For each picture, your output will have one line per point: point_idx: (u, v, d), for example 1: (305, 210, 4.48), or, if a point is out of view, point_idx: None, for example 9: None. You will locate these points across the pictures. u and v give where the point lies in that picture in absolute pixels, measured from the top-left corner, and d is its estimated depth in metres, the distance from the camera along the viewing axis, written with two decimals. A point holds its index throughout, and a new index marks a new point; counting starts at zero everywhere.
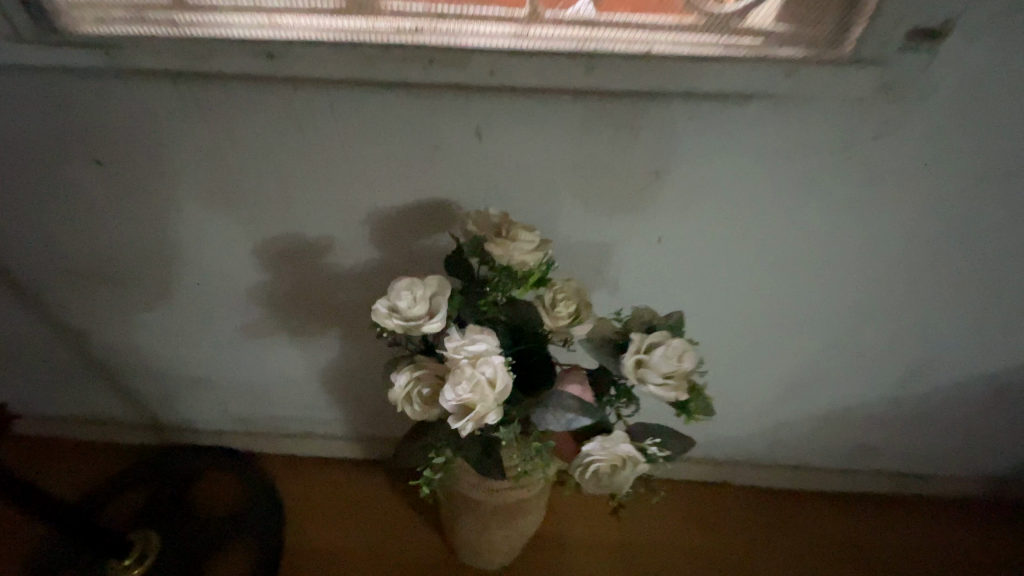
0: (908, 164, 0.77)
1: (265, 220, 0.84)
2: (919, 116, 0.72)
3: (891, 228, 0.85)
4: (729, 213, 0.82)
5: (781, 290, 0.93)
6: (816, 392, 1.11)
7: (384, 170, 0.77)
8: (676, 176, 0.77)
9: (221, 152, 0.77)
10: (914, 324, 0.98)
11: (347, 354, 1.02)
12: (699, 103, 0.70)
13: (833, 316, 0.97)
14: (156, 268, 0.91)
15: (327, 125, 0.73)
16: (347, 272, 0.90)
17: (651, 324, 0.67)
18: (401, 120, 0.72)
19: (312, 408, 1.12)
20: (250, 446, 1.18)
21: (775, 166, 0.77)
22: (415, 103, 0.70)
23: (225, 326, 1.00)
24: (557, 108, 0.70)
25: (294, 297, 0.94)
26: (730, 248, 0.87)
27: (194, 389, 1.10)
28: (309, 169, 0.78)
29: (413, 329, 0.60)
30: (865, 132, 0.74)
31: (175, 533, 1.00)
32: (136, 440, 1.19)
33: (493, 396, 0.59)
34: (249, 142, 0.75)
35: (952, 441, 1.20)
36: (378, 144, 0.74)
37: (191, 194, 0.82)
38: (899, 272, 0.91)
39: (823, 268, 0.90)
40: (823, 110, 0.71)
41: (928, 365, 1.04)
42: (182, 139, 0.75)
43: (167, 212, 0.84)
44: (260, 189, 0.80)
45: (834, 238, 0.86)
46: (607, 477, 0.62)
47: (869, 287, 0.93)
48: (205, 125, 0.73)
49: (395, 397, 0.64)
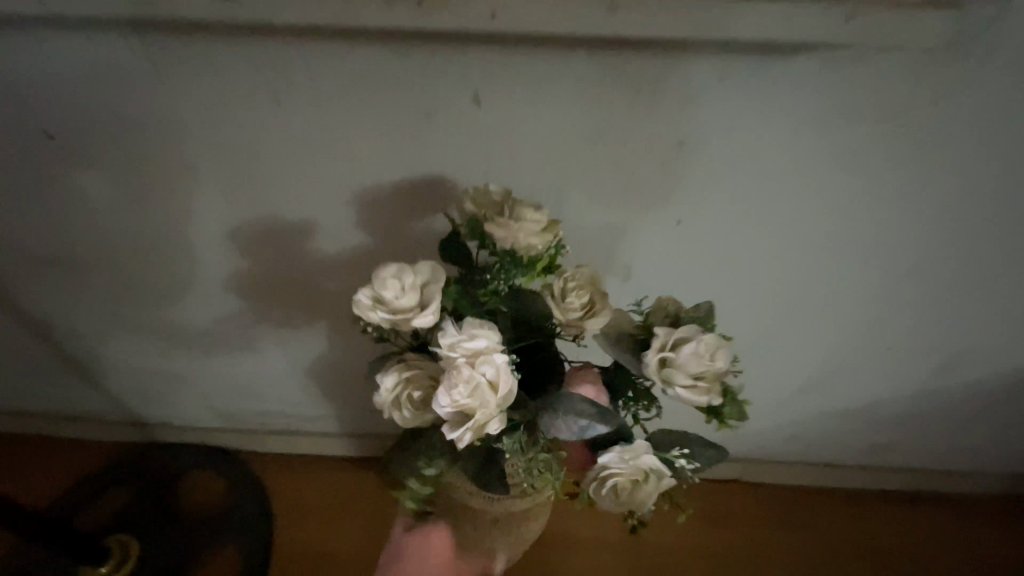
0: (970, 132, 0.67)
1: (241, 195, 0.77)
2: (987, 74, 0.62)
3: (941, 209, 0.75)
4: (760, 189, 0.72)
5: (813, 278, 0.84)
6: (844, 386, 1.03)
7: (370, 140, 0.69)
8: (702, 146, 0.68)
9: (190, 116, 0.69)
10: (954, 312, 0.89)
11: (335, 342, 0.96)
12: (732, 57, 0.60)
13: (868, 304, 0.88)
14: (129, 244, 0.85)
15: (306, 85, 0.64)
16: (334, 257, 0.83)
17: (676, 316, 0.59)
18: (388, 79, 0.63)
19: (303, 397, 1.08)
20: (235, 440, 1.16)
21: (818, 134, 0.67)
22: (405, 62, 0.62)
23: (205, 309, 0.93)
24: (566, 64, 0.61)
25: (279, 281, 0.88)
26: (759, 230, 0.77)
27: (178, 378, 1.06)
28: (288, 138, 0.70)
29: (401, 324, 0.52)
30: (926, 94, 0.64)
31: (160, 534, 1.06)
32: (119, 432, 1.17)
33: (494, 402, 0.51)
34: (220, 103, 0.67)
35: (984, 436, 1.11)
36: (363, 109, 0.66)
37: (163, 167, 0.75)
38: (946, 259, 0.82)
39: (863, 254, 0.81)
40: (878, 66, 0.61)
41: (965, 356, 0.96)
42: (149, 104, 0.68)
43: (135, 183, 0.77)
44: (237, 161, 0.73)
45: (878, 218, 0.77)
46: (627, 494, 0.56)
47: (910, 272, 0.83)
48: (172, 85, 0.66)
49: (382, 402, 0.56)
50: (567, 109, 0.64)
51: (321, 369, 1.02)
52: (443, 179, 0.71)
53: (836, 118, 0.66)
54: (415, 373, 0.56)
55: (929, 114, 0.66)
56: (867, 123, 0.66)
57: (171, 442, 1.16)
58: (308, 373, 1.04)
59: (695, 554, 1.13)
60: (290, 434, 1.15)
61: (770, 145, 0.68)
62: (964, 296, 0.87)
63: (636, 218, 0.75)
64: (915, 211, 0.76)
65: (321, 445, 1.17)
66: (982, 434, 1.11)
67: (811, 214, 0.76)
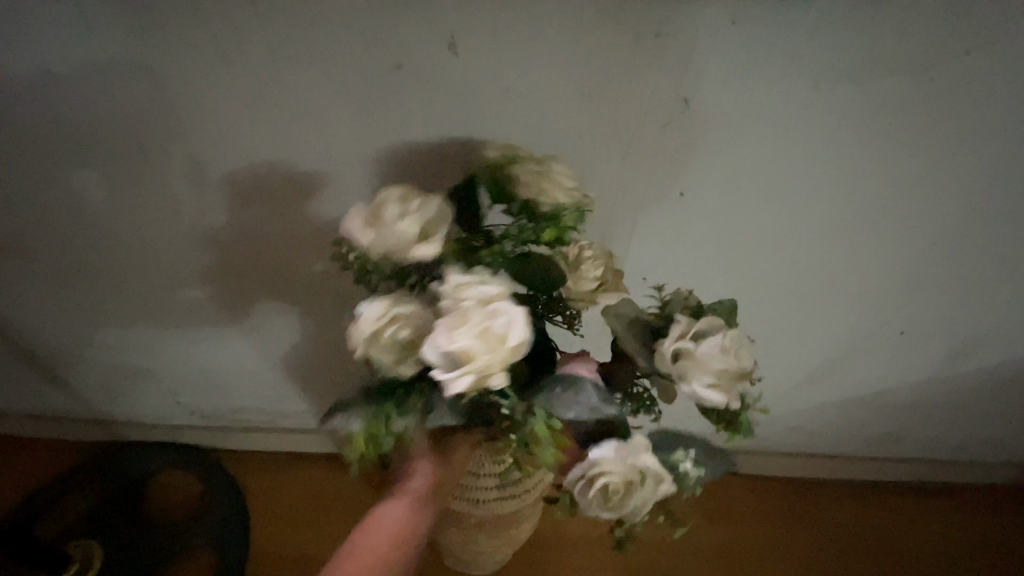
0: (1004, 89, 0.61)
1: (196, 165, 0.69)
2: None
3: (971, 181, 0.69)
4: (772, 155, 0.65)
5: (828, 258, 0.78)
6: (853, 373, 0.96)
7: (336, 97, 0.61)
8: (708, 104, 0.61)
9: (134, 72, 0.62)
10: (974, 293, 0.82)
11: (307, 329, 0.89)
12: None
13: (883, 284, 0.81)
14: (76, 223, 0.77)
15: (263, 34, 0.58)
16: (302, 236, 0.76)
17: (697, 308, 0.54)
18: (354, 25, 0.56)
19: (278, 389, 1.01)
20: (206, 436, 1.09)
21: (837, 91, 0.60)
22: (376, 7, 0.55)
23: (165, 295, 0.86)
24: (553, 7, 0.54)
25: (248, 266, 0.81)
26: (768, 202, 0.70)
27: (143, 371, 0.99)
28: (250, 101, 0.63)
29: (398, 247, 0.50)
30: (958, 45, 0.57)
31: (125, 539, 0.98)
32: (82, 430, 1.09)
33: (498, 354, 0.45)
34: (168, 56, 0.60)
35: (996, 425, 1.06)
36: (328, 61, 0.59)
37: (109, 135, 0.67)
38: (974, 237, 0.75)
39: (884, 231, 0.74)
40: (907, 9, 0.54)
41: (984, 340, 0.90)
42: (89, 60, 0.61)
43: (77, 152, 0.69)
44: (193, 128, 0.66)
45: (900, 189, 0.70)
46: (617, 500, 0.50)
47: (932, 250, 0.77)
48: (112, 34, 0.59)
49: (360, 333, 0.50)
50: (560, 63, 0.57)
51: (300, 362, 0.96)
52: (422, 147, 0.64)
53: (857, 72, 0.59)
54: (406, 311, 0.49)
55: (962, 70, 0.59)
56: (893, 80, 0.59)
57: (140, 441, 1.09)
58: (281, 366, 0.97)
59: (699, 553, 1.07)
60: (267, 432, 1.08)
61: (785, 105, 0.61)
62: (991, 279, 0.81)
63: (635, 190, 0.68)
64: (942, 183, 0.69)
65: (300, 443, 1.10)
66: (1002, 426, 1.06)
67: (830, 184, 0.69)
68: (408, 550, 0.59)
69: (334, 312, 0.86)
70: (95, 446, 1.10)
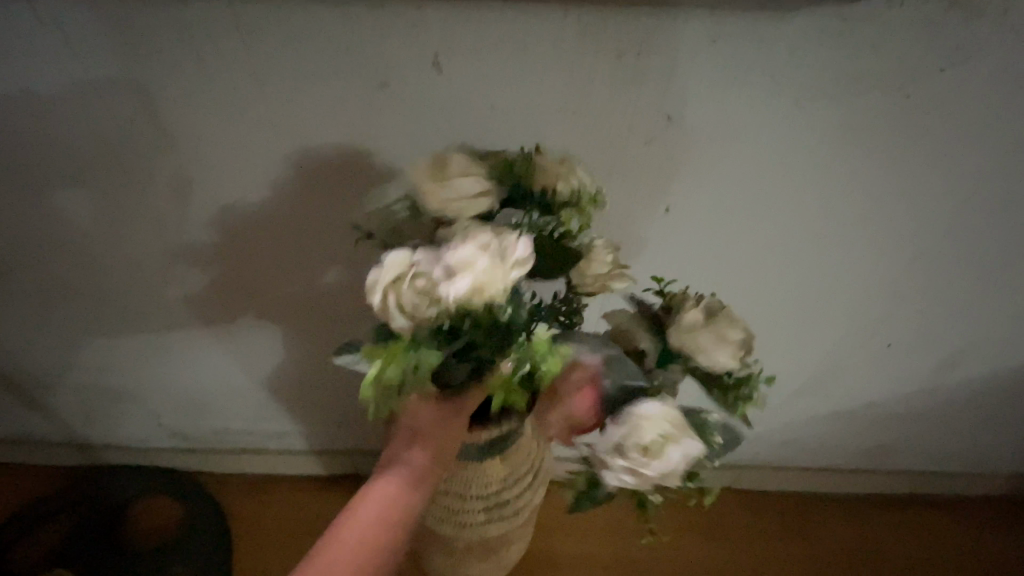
0: (976, 106, 0.62)
1: (180, 184, 0.69)
2: (990, 43, 0.58)
3: (956, 190, 0.70)
4: (755, 172, 0.66)
5: (815, 271, 0.78)
6: (842, 385, 0.96)
7: (320, 117, 0.62)
8: (690, 121, 0.61)
9: (114, 92, 0.61)
10: (957, 304, 0.83)
11: (293, 347, 0.88)
12: (718, 19, 0.55)
13: (868, 297, 0.82)
14: (56, 244, 0.76)
15: (245, 55, 0.58)
16: (288, 254, 0.75)
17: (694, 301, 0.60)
18: (337, 47, 0.56)
19: (262, 410, 0.99)
20: (189, 459, 1.06)
21: (815, 109, 0.61)
22: (362, 25, 0.55)
23: (146, 315, 0.85)
24: (534, 29, 0.55)
25: (235, 284, 0.79)
26: (752, 217, 0.71)
27: (124, 392, 0.97)
28: (234, 117, 0.63)
29: (442, 202, 0.51)
30: (929, 64, 0.59)
31: (106, 567, 0.96)
32: (60, 455, 1.06)
33: (509, 263, 0.46)
34: (149, 76, 0.60)
35: (983, 437, 1.06)
36: (312, 82, 0.59)
37: (92, 154, 0.66)
38: (961, 246, 0.76)
39: (868, 245, 0.75)
40: (877, 30, 0.56)
41: (969, 351, 0.90)
42: (71, 78, 0.60)
43: (57, 173, 0.68)
44: (177, 146, 0.65)
45: (881, 203, 0.70)
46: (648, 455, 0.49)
47: (914, 262, 0.78)
48: (92, 56, 0.59)
49: (381, 283, 0.46)
50: (547, 78, 0.58)
51: (287, 381, 0.94)
52: (412, 163, 0.64)
53: (833, 90, 0.60)
54: (420, 254, 0.47)
55: (942, 82, 0.60)
56: (868, 98, 0.61)
57: (121, 465, 1.07)
58: (266, 386, 0.95)
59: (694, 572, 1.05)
60: (251, 454, 1.06)
61: (770, 118, 0.62)
62: (981, 287, 0.81)
63: (621, 205, 0.68)
64: (927, 193, 0.70)
65: (286, 464, 1.07)
66: (993, 438, 1.06)
67: (817, 197, 0.69)
68: (404, 532, 0.52)
69: (322, 330, 0.85)
70: (73, 472, 1.07)
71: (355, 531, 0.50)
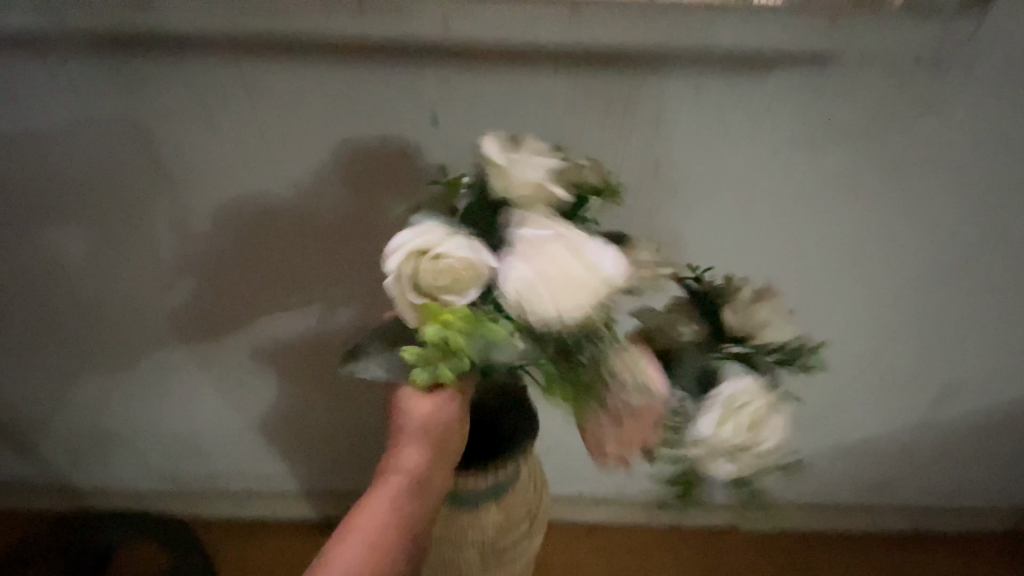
0: (950, 151, 0.65)
1: (179, 228, 0.70)
2: (960, 94, 0.61)
3: (941, 224, 0.72)
4: (741, 214, 0.68)
5: (804, 308, 0.80)
6: (837, 421, 0.96)
7: (319, 164, 0.64)
8: (677, 167, 0.64)
9: (119, 141, 0.63)
10: (945, 339, 0.85)
11: (287, 387, 0.88)
12: (701, 74, 0.57)
13: (858, 333, 0.83)
14: (52, 286, 0.76)
15: (248, 107, 0.60)
16: (285, 294, 0.76)
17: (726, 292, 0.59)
18: (337, 99, 0.59)
19: (254, 451, 0.98)
20: (177, 502, 1.04)
21: (796, 155, 0.64)
22: (361, 80, 0.58)
23: (139, 356, 0.85)
24: (527, 82, 0.57)
25: (230, 322, 0.80)
26: (741, 257, 0.73)
27: (113, 435, 0.95)
28: (235, 158, 0.64)
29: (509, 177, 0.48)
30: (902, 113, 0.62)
31: None
32: (45, 500, 1.04)
33: (571, 275, 0.42)
34: (153, 126, 0.62)
35: (979, 472, 1.06)
36: (312, 131, 0.61)
37: (95, 195, 0.68)
38: (949, 278, 0.77)
39: (855, 283, 0.77)
40: (852, 83, 0.59)
41: (959, 385, 0.91)
42: (77, 120, 0.62)
43: (58, 218, 0.70)
44: (179, 191, 0.67)
45: (864, 243, 0.73)
46: (744, 434, 0.49)
47: (900, 298, 0.79)
48: (98, 108, 0.61)
49: (406, 247, 0.45)
50: (540, 124, 0.60)
51: (281, 420, 0.93)
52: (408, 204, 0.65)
53: (812, 138, 0.63)
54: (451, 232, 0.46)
55: (922, 124, 0.62)
56: (846, 145, 0.63)
57: (107, 510, 1.04)
58: (258, 427, 0.94)
59: None
60: (242, 496, 1.04)
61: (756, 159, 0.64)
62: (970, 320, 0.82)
63: None
64: (912, 228, 0.72)
65: (277, 507, 1.05)
66: (989, 473, 1.06)
67: (802, 237, 0.71)
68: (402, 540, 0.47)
69: (318, 369, 0.85)
70: (57, 518, 1.05)
71: (359, 538, 0.46)
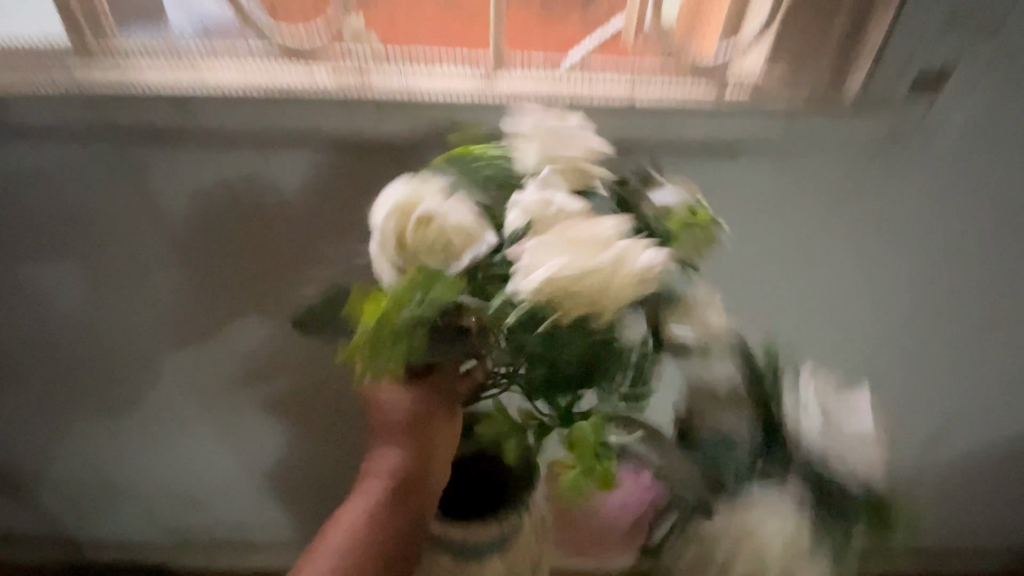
0: (920, 223, 0.69)
1: (196, 294, 0.75)
2: (920, 174, 0.66)
3: (915, 283, 0.74)
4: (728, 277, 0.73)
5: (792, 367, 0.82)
6: None
7: (333, 234, 0.69)
8: None
9: (141, 217, 0.68)
10: (937, 400, 0.86)
11: (293, 439, 0.90)
12: (683, 159, 0.63)
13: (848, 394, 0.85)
14: (70, 349, 0.80)
15: (266, 188, 0.66)
16: (294, 351, 0.80)
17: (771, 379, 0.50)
18: (353, 180, 0.65)
19: (257, 503, 0.99)
20: (179, 553, 1.05)
21: (771, 225, 0.69)
22: (373, 164, 0.64)
23: (149, 411, 0.87)
24: None
25: (242, 377, 0.83)
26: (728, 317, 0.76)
27: (118, 488, 0.97)
28: (246, 219, 0.68)
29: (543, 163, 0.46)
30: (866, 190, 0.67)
31: None
32: (47, 553, 1.04)
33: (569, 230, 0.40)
34: (176, 205, 0.67)
35: (991, 540, 1.03)
36: (328, 206, 0.67)
37: (103, 249, 0.71)
38: (930, 336, 0.79)
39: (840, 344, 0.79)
40: (816, 166, 0.64)
41: (958, 446, 0.91)
42: (102, 200, 0.67)
43: (79, 285, 0.74)
44: (195, 260, 0.72)
45: (847, 306, 0.76)
46: None
47: (888, 361, 0.81)
48: (127, 190, 0.66)
49: (395, 200, 0.43)
50: None
51: (277, 468, 0.94)
52: None
53: (784, 208, 0.68)
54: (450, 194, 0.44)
55: (890, 195, 0.67)
56: (815, 217, 0.68)
57: (108, 563, 1.05)
58: (262, 480, 0.96)
59: None
60: (244, 547, 1.05)
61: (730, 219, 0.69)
62: (955, 375, 0.83)
63: None
64: (886, 287, 0.75)
65: (278, 558, 1.06)
66: (1001, 542, 1.03)
67: (783, 300, 0.76)
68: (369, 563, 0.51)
69: (323, 423, 0.88)
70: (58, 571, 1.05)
71: (329, 548, 0.51)
